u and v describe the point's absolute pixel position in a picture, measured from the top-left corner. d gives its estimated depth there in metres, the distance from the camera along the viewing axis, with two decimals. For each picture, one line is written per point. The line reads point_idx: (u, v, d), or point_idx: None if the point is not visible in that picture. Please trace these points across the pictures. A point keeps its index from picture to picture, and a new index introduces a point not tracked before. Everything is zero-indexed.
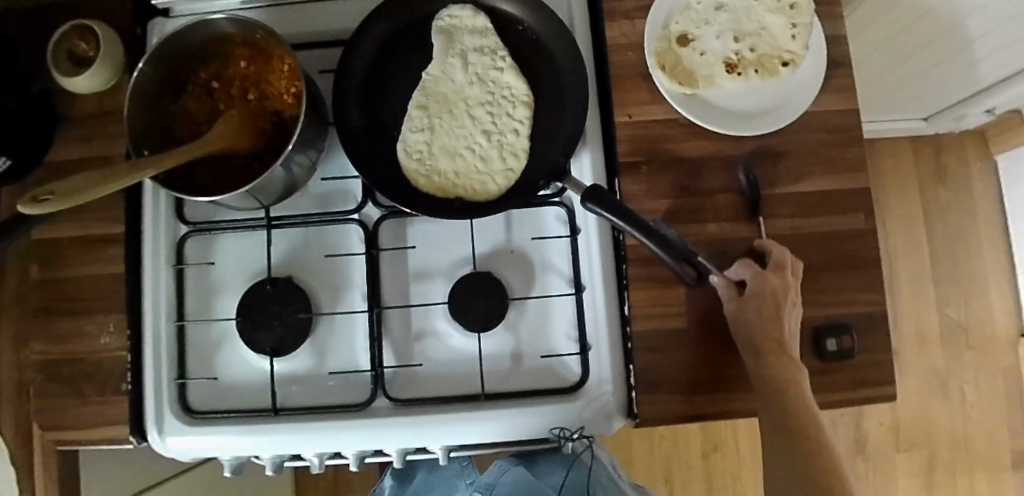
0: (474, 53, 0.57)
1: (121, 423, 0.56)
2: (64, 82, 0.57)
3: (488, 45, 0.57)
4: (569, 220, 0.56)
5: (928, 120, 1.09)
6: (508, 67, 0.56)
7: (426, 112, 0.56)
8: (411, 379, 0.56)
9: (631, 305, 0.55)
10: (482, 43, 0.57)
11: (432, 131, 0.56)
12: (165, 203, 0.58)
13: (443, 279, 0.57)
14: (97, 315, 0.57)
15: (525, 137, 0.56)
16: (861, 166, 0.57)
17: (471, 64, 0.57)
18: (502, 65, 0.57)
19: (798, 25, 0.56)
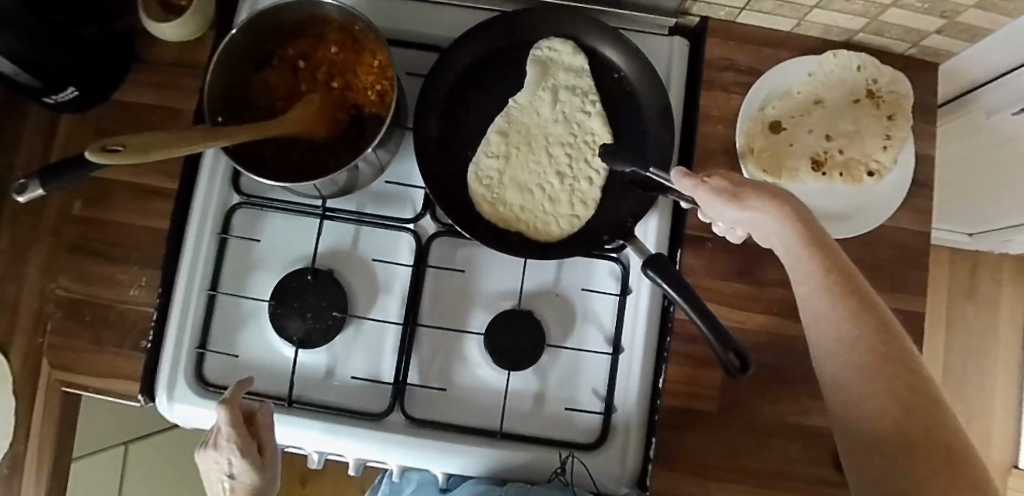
0: (567, 90, 0.56)
1: (132, 379, 0.55)
2: (149, 26, 0.56)
3: (582, 86, 0.56)
4: (622, 278, 0.56)
5: (972, 235, 1.05)
6: (597, 113, 0.55)
7: (505, 140, 0.55)
8: (430, 401, 0.56)
9: (666, 379, 0.54)
10: (577, 83, 0.56)
11: (507, 160, 0.55)
12: (224, 172, 0.57)
13: (483, 308, 0.57)
14: (131, 265, 0.56)
15: (598, 188, 0.55)
16: (922, 290, 0.57)
17: (560, 102, 0.56)
18: (592, 110, 0.55)
19: (893, 137, 0.55)
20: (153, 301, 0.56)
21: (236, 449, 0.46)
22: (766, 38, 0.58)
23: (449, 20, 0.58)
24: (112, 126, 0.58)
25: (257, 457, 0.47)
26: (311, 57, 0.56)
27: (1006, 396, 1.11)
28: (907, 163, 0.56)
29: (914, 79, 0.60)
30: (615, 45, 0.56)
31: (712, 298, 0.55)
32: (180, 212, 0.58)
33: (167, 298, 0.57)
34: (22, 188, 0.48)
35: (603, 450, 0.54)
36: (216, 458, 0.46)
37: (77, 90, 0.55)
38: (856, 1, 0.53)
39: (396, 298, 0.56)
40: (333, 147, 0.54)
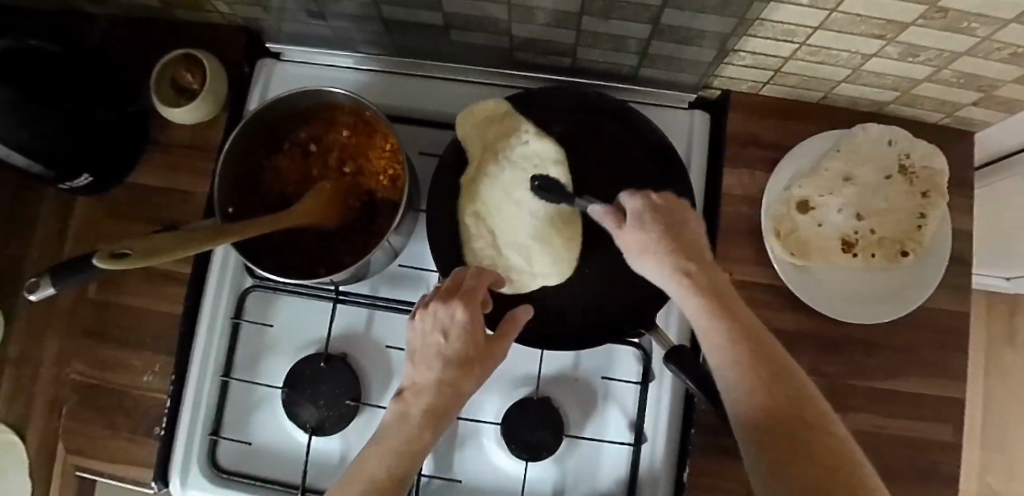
0: (494, 135, 0.52)
1: (145, 467, 0.55)
2: (162, 110, 0.56)
3: (504, 126, 0.52)
4: (644, 365, 0.54)
5: (1009, 280, 0.95)
6: (533, 137, 0.52)
7: (478, 217, 0.53)
8: (446, 492, 0.54)
9: (690, 473, 0.52)
10: (499, 128, 0.52)
11: (487, 222, 0.52)
12: (236, 257, 0.57)
13: (499, 396, 0.55)
14: (145, 351, 0.56)
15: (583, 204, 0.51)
16: (963, 375, 0.54)
17: (496, 151, 0.52)
18: (527, 138, 0.52)
19: (928, 216, 0.53)
20: (167, 388, 0.56)
21: (442, 366, 0.39)
22: (791, 111, 0.56)
23: (463, 98, 0.57)
24: (129, 208, 0.59)
25: (474, 358, 0.40)
26: (321, 141, 0.55)
27: None
28: (944, 240, 0.53)
29: (948, 149, 0.57)
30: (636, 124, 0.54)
31: None
32: (194, 294, 0.58)
33: (180, 383, 0.56)
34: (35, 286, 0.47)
35: None
36: (413, 378, 0.40)
37: (91, 175, 0.55)
38: (886, 77, 0.51)
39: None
40: (333, 229, 0.53)
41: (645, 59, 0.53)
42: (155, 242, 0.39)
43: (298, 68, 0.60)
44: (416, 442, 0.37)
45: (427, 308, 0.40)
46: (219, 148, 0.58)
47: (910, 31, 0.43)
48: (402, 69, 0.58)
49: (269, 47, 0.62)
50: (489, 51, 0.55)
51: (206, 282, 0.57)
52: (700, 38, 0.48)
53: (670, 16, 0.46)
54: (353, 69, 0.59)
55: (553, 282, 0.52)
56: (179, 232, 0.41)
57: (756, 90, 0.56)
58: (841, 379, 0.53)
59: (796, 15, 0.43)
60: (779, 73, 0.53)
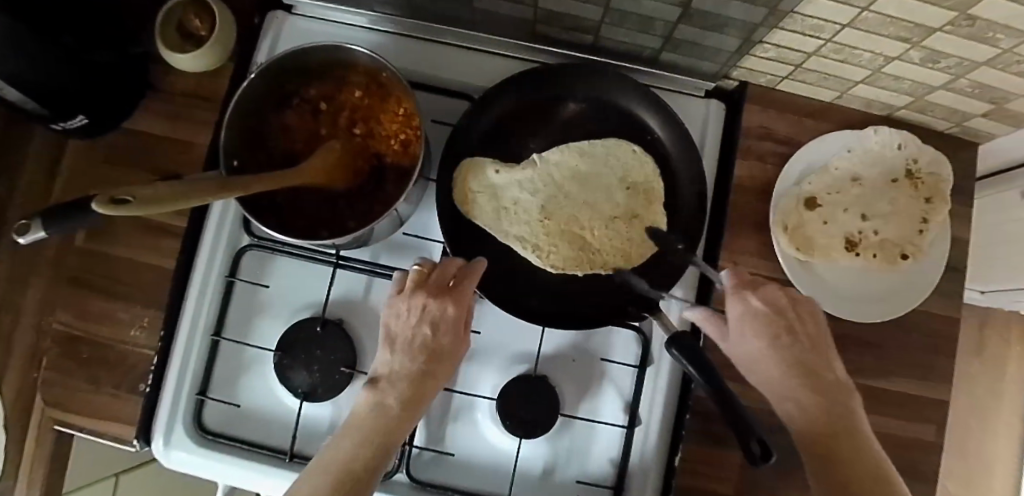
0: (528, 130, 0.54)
1: (128, 424, 0.53)
2: (165, 54, 0.53)
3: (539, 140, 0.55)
4: (643, 350, 0.54)
5: (984, 293, 0.98)
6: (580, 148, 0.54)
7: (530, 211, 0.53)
8: (437, 464, 0.54)
9: (681, 459, 0.52)
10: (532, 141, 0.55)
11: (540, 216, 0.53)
12: (234, 214, 0.55)
13: (496, 371, 0.55)
14: (133, 304, 0.54)
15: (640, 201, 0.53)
16: (947, 378, 0.55)
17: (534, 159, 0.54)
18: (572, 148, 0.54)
19: (931, 222, 0.54)
20: (154, 344, 0.54)
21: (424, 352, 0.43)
22: (806, 108, 0.56)
23: (480, 68, 0.56)
24: (124, 156, 0.56)
25: (433, 358, 0.43)
26: (330, 101, 0.54)
27: (1008, 459, 1.07)
28: (943, 246, 0.54)
29: (952, 158, 0.58)
30: (653, 109, 0.54)
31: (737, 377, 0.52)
32: (188, 249, 0.56)
33: (168, 340, 0.55)
34: (25, 228, 0.45)
35: None
36: (390, 366, 0.43)
37: (86, 116, 0.52)
38: (904, 81, 0.51)
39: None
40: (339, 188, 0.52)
41: (668, 43, 0.53)
42: (156, 191, 0.37)
43: (310, 23, 0.58)
44: (390, 430, 0.40)
45: (420, 286, 0.45)
46: (222, 100, 0.56)
47: (938, 37, 0.44)
48: (418, 33, 0.57)
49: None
50: (511, 21, 0.54)
51: (201, 237, 0.55)
52: (728, 25, 0.48)
53: (702, 0, 0.45)
54: (368, 29, 0.58)
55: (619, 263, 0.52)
56: (174, 183, 0.38)
57: (774, 84, 0.56)
58: None
59: (828, 10, 0.43)
60: (799, 69, 0.53)
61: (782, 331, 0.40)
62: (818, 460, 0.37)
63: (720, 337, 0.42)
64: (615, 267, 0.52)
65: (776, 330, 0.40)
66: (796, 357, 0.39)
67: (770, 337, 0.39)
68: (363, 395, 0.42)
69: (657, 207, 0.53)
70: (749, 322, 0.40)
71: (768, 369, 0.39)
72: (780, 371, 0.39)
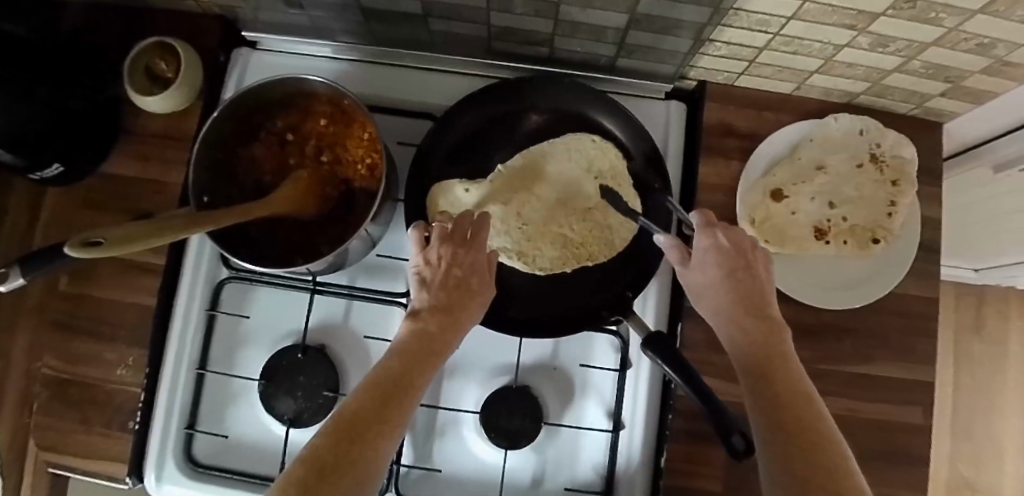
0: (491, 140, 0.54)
1: (120, 461, 0.54)
2: (138, 99, 0.55)
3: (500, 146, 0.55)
4: (621, 352, 0.54)
5: (977, 271, 0.98)
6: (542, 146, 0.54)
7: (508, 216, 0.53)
8: (426, 482, 0.54)
9: (667, 460, 0.52)
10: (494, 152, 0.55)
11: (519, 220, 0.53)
12: (211, 248, 0.56)
13: (478, 385, 0.55)
14: (119, 344, 0.55)
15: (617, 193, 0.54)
16: (930, 360, 0.55)
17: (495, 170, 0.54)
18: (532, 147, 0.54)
19: (899, 204, 0.54)
20: (141, 381, 0.55)
21: (449, 289, 0.40)
22: (765, 102, 0.57)
23: (442, 88, 0.57)
24: (103, 200, 0.58)
25: (456, 300, 0.40)
26: (295, 131, 0.55)
27: (1019, 436, 1.05)
28: (914, 229, 0.54)
29: (917, 139, 0.58)
30: (613, 115, 0.55)
31: (716, 372, 0.53)
32: (169, 285, 0.57)
33: (155, 376, 0.56)
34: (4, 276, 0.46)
35: None
36: (423, 300, 0.40)
37: (61, 164, 0.53)
38: (857, 67, 0.52)
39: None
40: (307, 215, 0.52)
41: (622, 49, 0.54)
42: (128, 229, 0.38)
43: (275, 57, 0.59)
44: (423, 343, 0.37)
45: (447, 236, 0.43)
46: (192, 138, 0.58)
47: (882, 21, 0.44)
48: (380, 58, 0.58)
49: (244, 36, 0.61)
50: (469, 40, 0.55)
51: (181, 273, 0.57)
52: (676, 27, 0.49)
53: (646, 5, 0.46)
54: (332, 58, 0.58)
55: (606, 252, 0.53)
56: (156, 217, 0.38)
57: (731, 81, 0.57)
58: (814, 364, 0.54)
59: (770, 4, 0.44)
60: (753, 64, 0.53)
61: (739, 268, 0.40)
62: (756, 380, 0.34)
63: (683, 265, 0.42)
64: (603, 256, 0.53)
65: (734, 266, 0.40)
66: (743, 292, 0.39)
67: (725, 270, 0.39)
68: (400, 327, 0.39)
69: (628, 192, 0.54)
70: (713, 255, 0.40)
71: (717, 297, 0.39)
72: (727, 299, 0.39)
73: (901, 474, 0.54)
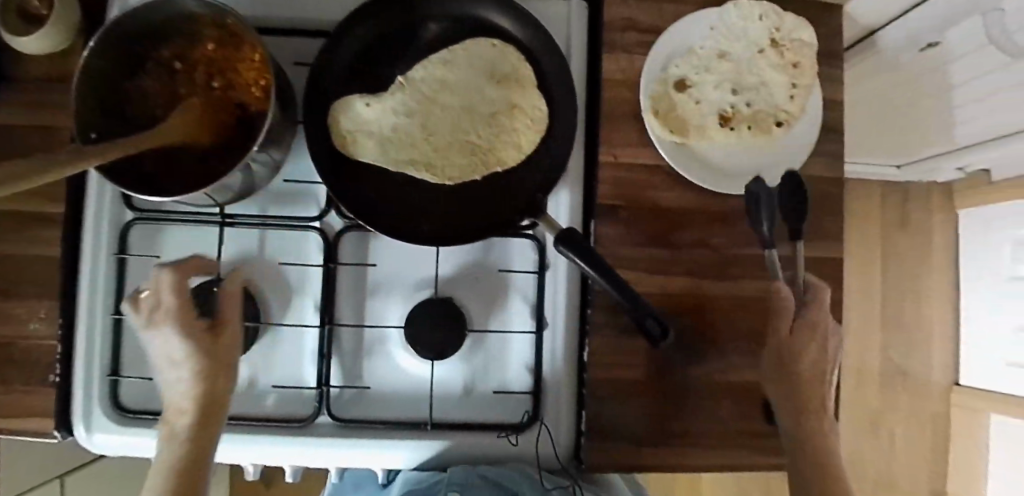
0: (385, 55, 0.54)
1: (46, 415, 0.53)
2: (14, 43, 0.52)
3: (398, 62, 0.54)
4: (540, 255, 0.54)
5: (899, 169, 1.11)
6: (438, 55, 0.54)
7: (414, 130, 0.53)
8: (359, 400, 0.55)
9: (589, 352, 0.54)
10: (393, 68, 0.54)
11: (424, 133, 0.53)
12: (110, 191, 0.54)
13: (401, 301, 0.55)
14: (28, 299, 0.54)
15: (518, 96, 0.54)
16: (839, 237, 0.57)
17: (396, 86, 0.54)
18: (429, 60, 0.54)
19: (799, 85, 0.55)
20: (54, 333, 0.53)
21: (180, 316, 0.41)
22: None
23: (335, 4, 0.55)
24: None
25: (204, 345, 0.42)
26: (182, 59, 0.53)
27: (945, 322, 1.21)
28: (816, 109, 0.55)
29: (818, 22, 0.59)
30: (509, 17, 0.55)
31: (632, 266, 0.54)
32: (72, 234, 0.55)
33: (70, 327, 0.54)
34: None
35: (535, 430, 0.54)
36: (162, 337, 0.41)
37: None
38: None
39: (315, 299, 0.55)
40: (206, 143, 0.50)
41: None
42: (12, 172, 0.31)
43: None
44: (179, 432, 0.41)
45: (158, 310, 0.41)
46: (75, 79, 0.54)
47: None
48: None
49: None
50: None
51: (83, 219, 0.55)
52: None
53: None
54: None
55: (515, 157, 0.54)
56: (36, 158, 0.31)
57: None
58: (729, 250, 0.56)
59: None
60: None
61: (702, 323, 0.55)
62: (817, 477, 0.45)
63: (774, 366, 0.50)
64: (512, 161, 0.54)
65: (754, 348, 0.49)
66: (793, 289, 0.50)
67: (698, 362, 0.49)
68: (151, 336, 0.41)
69: (531, 91, 0.54)
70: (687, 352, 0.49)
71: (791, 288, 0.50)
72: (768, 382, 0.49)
73: None
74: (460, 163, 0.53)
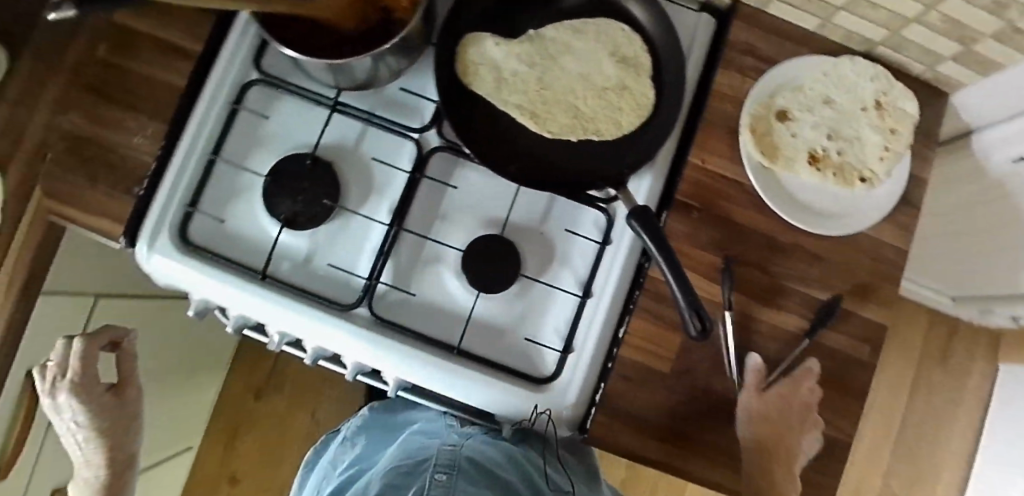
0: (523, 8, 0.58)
1: (119, 222, 0.57)
2: None
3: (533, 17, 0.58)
4: (606, 229, 0.57)
5: (955, 302, 1.11)
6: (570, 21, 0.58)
7: (528, 79, 0.57)
8: (398, 305, 0.57)
9: (626, 331, 0.56)
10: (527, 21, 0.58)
11: (536, 84, 0.57)
12: (245, 47, 0.59)
13: (466, 229, 0.58)
14: (142, 116, 0.58)
15: (631, 80, 0.57)
16: (888, 305, 0.58)
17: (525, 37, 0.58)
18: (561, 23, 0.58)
19: (890, 150, 0.57)
20: (155, 152, 0.58)
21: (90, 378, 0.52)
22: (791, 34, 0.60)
23: None
24: None
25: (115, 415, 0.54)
26: None
27: (956, 469, 1.18)
28: (900, 177, 0.58)
29: (924, 104, 0.61)
30: (644, 7, 0.58)
31: (693, 266, 0.56)
32: (199, 73, 0.60)
33: (167, 152, 0.58)
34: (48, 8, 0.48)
35: (552, 389, 0.55)
36: (72, 404, 0.51)
37: None
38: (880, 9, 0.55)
39: (393, 199, 0.58)
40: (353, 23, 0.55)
41: None
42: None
43: None
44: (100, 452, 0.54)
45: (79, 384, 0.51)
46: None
47: None
48: None
49: None
50: None
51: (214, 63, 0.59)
52: None
53: None
54: None
55: (610, 132, 0.57)
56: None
57: (764, 6, 0.60)
58: (781, 281, 0.57)
59: None
60: None
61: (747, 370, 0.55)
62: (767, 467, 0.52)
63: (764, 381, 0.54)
64: (606, 134, 0.57)
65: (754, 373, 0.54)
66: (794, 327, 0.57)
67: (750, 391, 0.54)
68: (64, 396, 0.51)
69: (644, 79, 0.58)
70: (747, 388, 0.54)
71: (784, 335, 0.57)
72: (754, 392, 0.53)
73: (839, 401, 0.57)
74: (560, 121, 0.57)
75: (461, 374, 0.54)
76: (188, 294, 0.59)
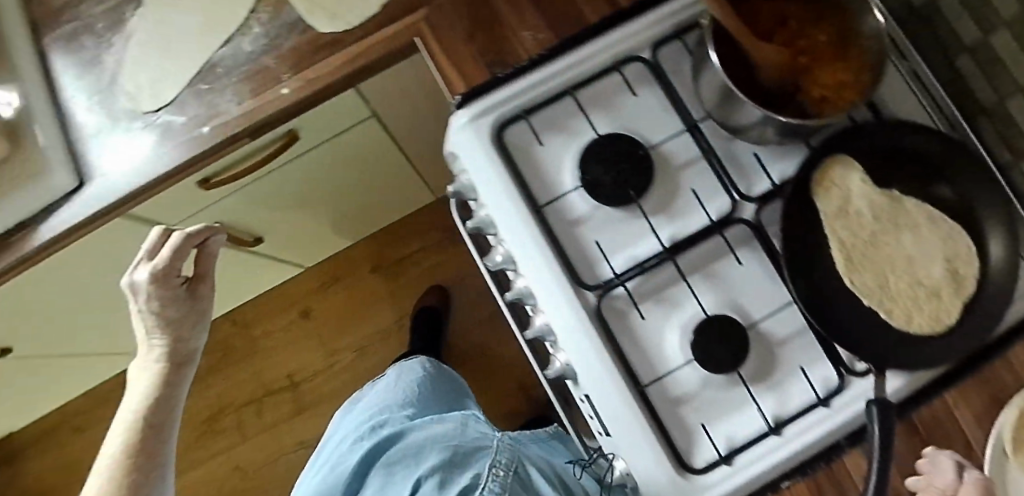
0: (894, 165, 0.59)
1: (463, 85, 0.60)
2: None
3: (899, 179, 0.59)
4: (832, 392, 0.56)
5: None
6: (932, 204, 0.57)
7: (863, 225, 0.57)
8: (618, 314, 0.59)
9: (791, 486, 0.57)
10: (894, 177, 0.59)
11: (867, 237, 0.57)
12: (661, 26, 0.60)
13: (717, 300, 0.59)
14: (539, 18, 0.61)
15: (955, 293, 0.55)
16: None
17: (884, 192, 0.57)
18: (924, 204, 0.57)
19: None
20: (531, 54, 0.60)
21: (168, 274, 0.65)
22: None
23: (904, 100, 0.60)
24: None
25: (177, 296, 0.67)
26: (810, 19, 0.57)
27: None
28: None
29: None
30: (1007, 245, 0.56)
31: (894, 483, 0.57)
32: (611, 16, 0.61)
33: (541, 58, 0.61)
34: None
35: (692, 485, 0.54)
36: (141, 302, 0.65)
37: None
38: None
39: (683, 234, 0.59)
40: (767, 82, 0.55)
41: None
42: None
43: None
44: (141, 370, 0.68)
45: (154, 276, 0.64)
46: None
47: None
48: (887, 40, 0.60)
49: None
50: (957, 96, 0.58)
51: (630, 19, 0.61)
52: None
53: None
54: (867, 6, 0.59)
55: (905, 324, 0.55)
56: None
57: None
58: None
59: None
60: None
61: None
62: None
63: None
64: (901, 320, 0.55)
65: None
66: None
67: None
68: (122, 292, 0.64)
69: (965, 299, 0.55)
70: None
71: None
72: None
73: None
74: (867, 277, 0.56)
75: (630, 411, 0.55)
76: (463, 175, 0.63)
